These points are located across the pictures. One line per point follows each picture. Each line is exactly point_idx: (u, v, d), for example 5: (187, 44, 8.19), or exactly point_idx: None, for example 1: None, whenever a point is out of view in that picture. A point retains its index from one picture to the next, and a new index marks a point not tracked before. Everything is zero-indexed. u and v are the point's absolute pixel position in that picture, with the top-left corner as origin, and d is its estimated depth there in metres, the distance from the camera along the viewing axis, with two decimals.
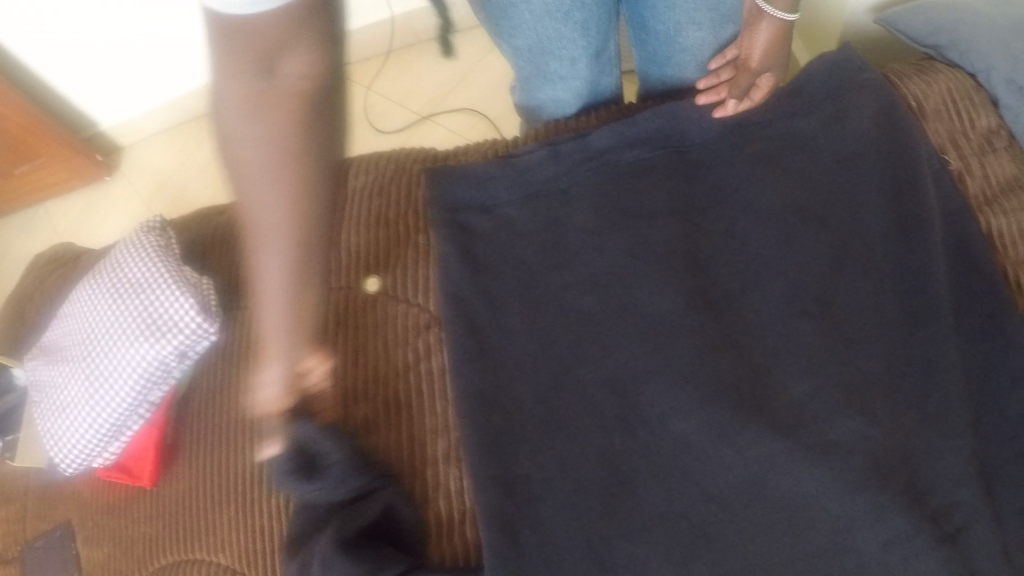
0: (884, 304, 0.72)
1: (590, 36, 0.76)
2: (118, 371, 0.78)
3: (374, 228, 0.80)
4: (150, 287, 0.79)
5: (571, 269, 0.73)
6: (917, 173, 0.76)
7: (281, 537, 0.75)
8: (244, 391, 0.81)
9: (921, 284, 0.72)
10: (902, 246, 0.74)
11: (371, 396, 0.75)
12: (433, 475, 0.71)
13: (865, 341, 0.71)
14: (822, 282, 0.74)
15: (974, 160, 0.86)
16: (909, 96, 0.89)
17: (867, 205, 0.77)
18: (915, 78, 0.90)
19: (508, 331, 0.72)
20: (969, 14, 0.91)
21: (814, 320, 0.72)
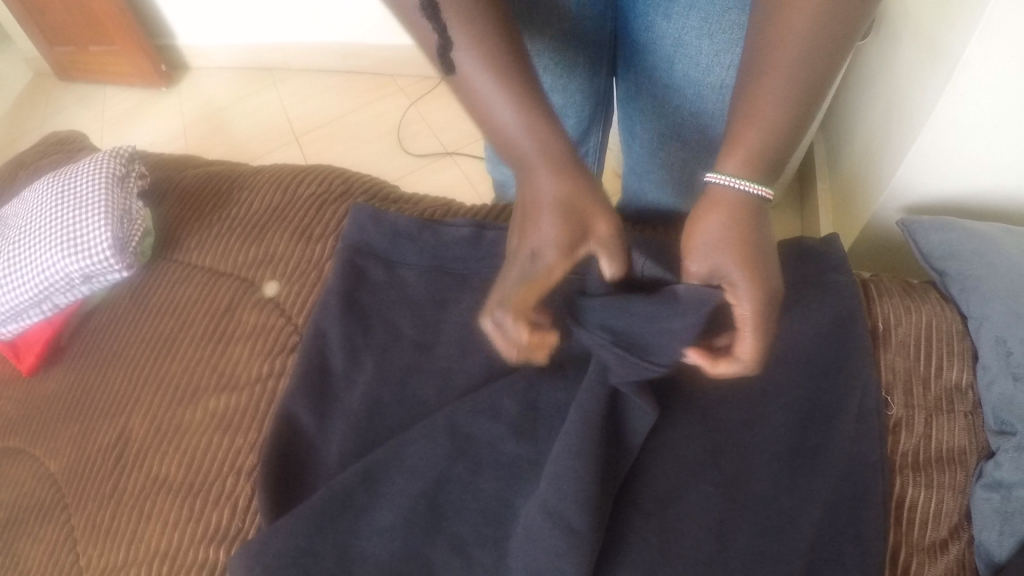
0: (728, 530, 0.64)
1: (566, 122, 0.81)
2: (33, 268, 0.84)
3: (297, 237, 0.81)
4: (85, 207, 0.83)
5: (433, 356, 0.70)
6: (841, 402, 0.69)
7: (102, 474, 0.79)
8: (131, 332, 0.84)
9: (783, 527, 0.64)
10: (783, 477, 0.66)
11: (219, 389, 0.77)
12: (230, 483, 0.73)
13: (683, 561, 0.63)
14: (675, 480, 0.67)
15: (919, 415, 0.78)
16: (878, 318, 0.84)
17: (771, 417, 0.69)
18: (895, 301, 0.85)
19: (353, 385, 0.71)
20: (987, 248, 0.85)
21: (643, 517, 0.65)
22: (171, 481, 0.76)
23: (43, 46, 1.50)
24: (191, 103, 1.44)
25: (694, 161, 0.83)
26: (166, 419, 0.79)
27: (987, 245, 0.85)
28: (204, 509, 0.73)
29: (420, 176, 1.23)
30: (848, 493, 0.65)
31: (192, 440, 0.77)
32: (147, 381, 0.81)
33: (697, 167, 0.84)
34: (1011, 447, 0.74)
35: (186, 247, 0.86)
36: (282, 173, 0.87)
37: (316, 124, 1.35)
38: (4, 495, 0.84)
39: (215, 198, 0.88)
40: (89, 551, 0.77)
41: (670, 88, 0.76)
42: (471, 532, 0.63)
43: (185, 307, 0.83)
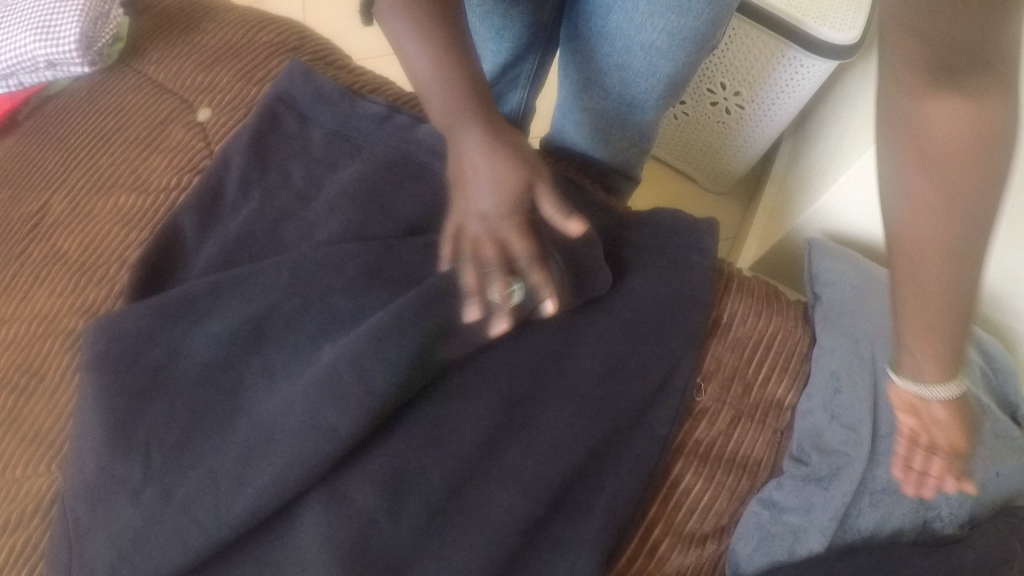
0: (499, 443, 0.73)
1: (501, 44, 0.84)
2: (4, 41, 0.91)
3: (240, 76, 0.88)
4: (64, 0, 0.91)
5: (310, 209, 0.78)
6: (648, 371, 0.75)
7: (17, 234, 0.89)
8: (77, 120, 0.92)
9: (550, 458, 0.72)
10: (570, 415, 0.73)
11: (130, 189, 0.85)
12: (114, 271, 0.83)
13: (448, 457, 0.72)
14: (467, 385, 0.74)
15: (726, 411, 0.82)
16: (724, 311, 0.86)
17: (579, 360, 0.76)
18: (748, 301, 0.87)
19: (236, 214, 0.79)
20: (861, 293, 0.87)
21: (429, 406, 0.73)
22: (69, 257, 0.85)
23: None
24: None
25: (616, 113, 0.85)
26: (81, 202, 0.87)
27: (862, 292, 0.87)
28: (89, 285, 0.83)
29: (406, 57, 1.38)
30: (615, 450, 0.75)
31: (96, 226, 0.85)
32: (76, 165, 0.89)
33: (619, 118, 0.86)
34: (798, 475, 0.78)
35: (146, 59, 0.93)
36: (248, 17, 0.93)
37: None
38: None
39: (185, 23, 0.95)
40: None
41: (605, 35, 0.77)
42: (281, 358, 0.72)
43: (128, 109, 0.91)
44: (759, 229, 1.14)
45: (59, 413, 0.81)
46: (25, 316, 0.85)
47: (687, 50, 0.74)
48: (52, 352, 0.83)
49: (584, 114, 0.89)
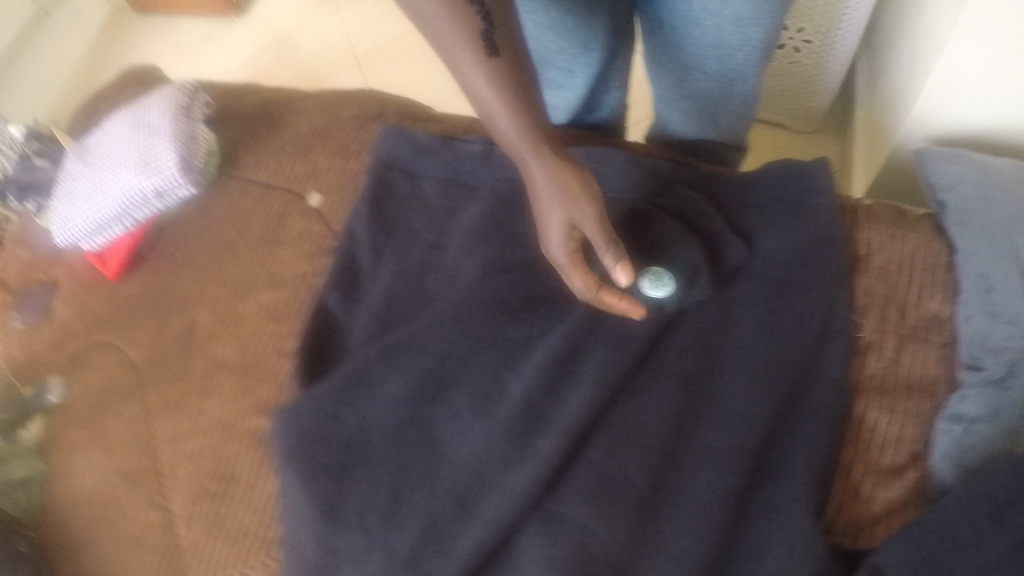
0: (687, 426, 0.75)
1: (591, 55, 0.89)
2: (113, 187, 0.97)
3: (337, 154, 0.92)
4: (157, 134, 0.96)
5: (446, 258, 0.81)
6: (807, 319, 0.76)
7: (175, 356, 0.94)
8: (198, 239, 0.98)
9: (739, 427, 0.73)
10: (747, 381, 0.75)
11: (270, 285, 0.90)
12: (276, 363, 0.86)
13: (644, 450, 0.74)
14: (646, 381, 0.77)
15: (891, 338, 0.83)
16: (861, 244, 0.88)
17: (739, 329, 0.77)
18: (881, 227, 0.89)
19: (377, 281, 0.83)
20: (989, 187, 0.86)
21: (614, 413, 0.76)
22: (229, 364, 0.89)
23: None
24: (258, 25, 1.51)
25: (716, 92, 0.90)
26: (225, 309, 0.92)
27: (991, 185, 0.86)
28: (254, 384, 0.87)
29: None
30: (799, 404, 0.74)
31: (246, 328, 0.90)
32: (210, 278, 0.94)
33: (720, 95, 0.90)
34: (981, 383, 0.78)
35: (245, 164, 0.98)
36: (325, 99, 0.98)
37: (374, 47, 1.36)
38: (97, 377, 1.00)
39: (269, 121, 1.00)
40: (162, 422, 0.92)
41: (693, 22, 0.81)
42: (468, 400, 0.75)
43: (241, 214, 0.96)
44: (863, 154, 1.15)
45: (261, 509, 0.83)
46: (204, 427, 0.89)
47: (776, 12, 0.77)
48: (237, 453, 0.86)
49: (685, 100, 0.93)
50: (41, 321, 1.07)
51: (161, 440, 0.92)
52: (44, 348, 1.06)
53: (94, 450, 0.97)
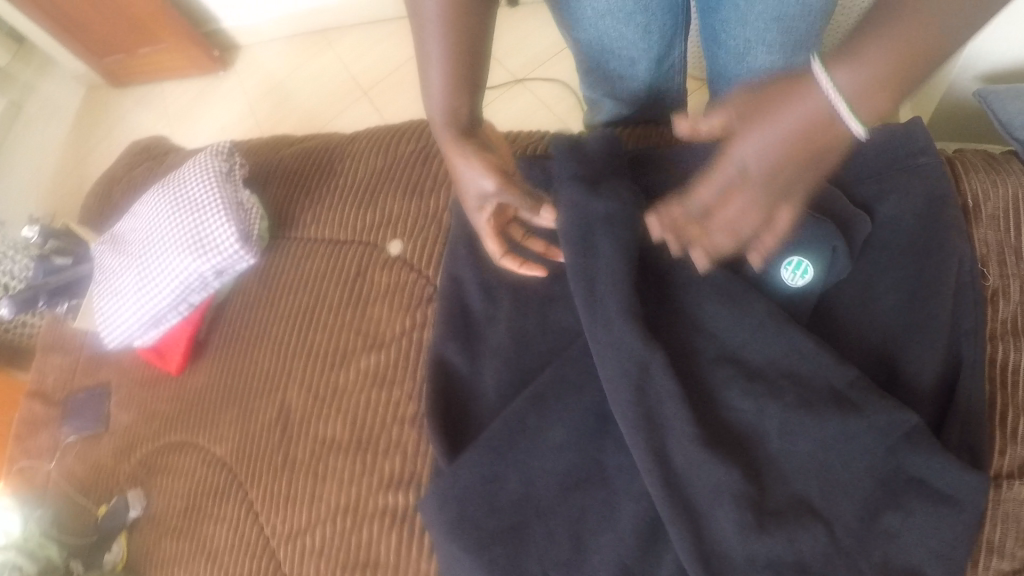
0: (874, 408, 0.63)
1: (649, 41, 0.88)
2: (165, 273, 0.88)
3: (410, 195, 0.85)
4: (202, 207, 0.87)
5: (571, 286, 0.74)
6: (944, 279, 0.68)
7: (272, 445, 0.85)
8: (268, 313, 0.90)
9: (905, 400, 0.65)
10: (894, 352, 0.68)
11: (367, 349, 0.82)
12: (397, 432, 0.78)
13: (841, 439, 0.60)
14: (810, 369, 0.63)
15: (1014, 284, 0.78)
16: (967, 195, 0.83)
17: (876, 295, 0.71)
18: (982, 176, 0.84)
19: (496, 323, 0.76)
20: None
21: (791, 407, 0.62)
22: (339, 442, 0.81)
23: (94, 59, 1.53)
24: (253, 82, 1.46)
25: (778, 62, 0.89)
26: (321, 383, 0.84)
27: None
28: (374, 461, 0.79)
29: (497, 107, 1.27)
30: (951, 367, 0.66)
31: (350, 399, 0.82)
32: (294, 354, 0.86)
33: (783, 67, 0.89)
34: None
35: (302, 223, 0.91)
36: (378, 139, 0.91)
37: (379, 76, 1.31)
38: (180, 483, 0.91)
39: (317, 173, 0.92)
40: (272, 519, 0.84)
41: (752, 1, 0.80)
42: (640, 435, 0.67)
43: (313, 278, 0.88)
44: (911, 99, 1.13)
45: None
46: (323, 516, 0.80)
47: None
48: (368, 539, 0.77)
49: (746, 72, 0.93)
50: (100, 431, 0.98)
51: (273, 539, 0.83)
52: (111, 460, 0.96)
53: (196, 564, 0.87)
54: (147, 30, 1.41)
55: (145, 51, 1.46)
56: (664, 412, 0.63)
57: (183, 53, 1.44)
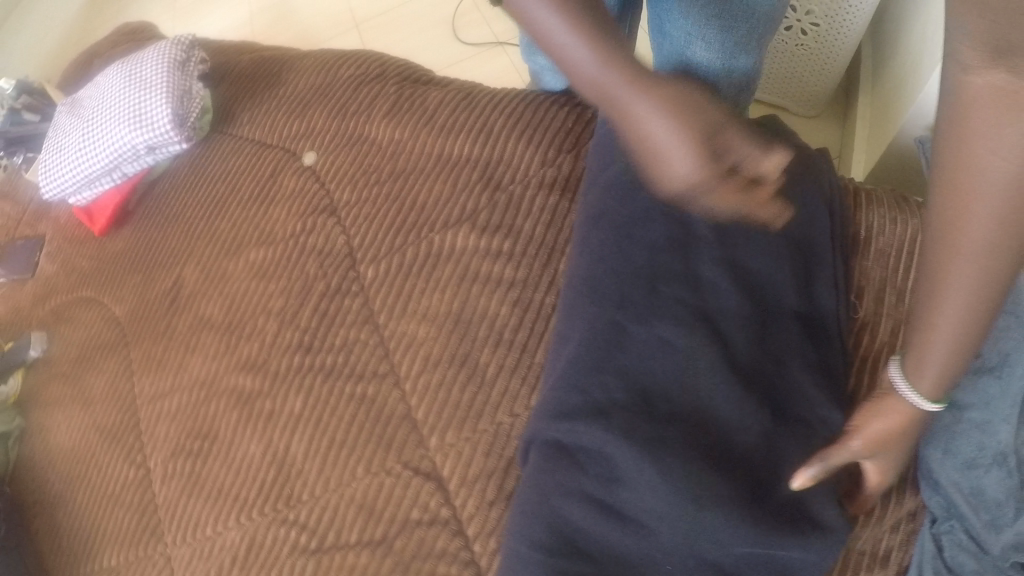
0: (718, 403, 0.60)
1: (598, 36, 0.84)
2: (104, 139, 0.94)
3: (335, 114, 0.91)
4: (150, 85, 0.93)
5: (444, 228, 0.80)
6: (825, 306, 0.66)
7: (161, 314, 0.91)
8: (189, 195, 0.96)
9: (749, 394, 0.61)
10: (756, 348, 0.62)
11: (260, 243, 0.88)
12: (263, 322, 0.84)
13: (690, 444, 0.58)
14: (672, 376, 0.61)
15: (887, 323, 0.72)
16: (861, 226, 0.77)
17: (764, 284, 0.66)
18: (884, 210, 0.77)
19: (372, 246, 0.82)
20: None
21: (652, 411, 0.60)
22: (214, 321, 0.87)
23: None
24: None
25: None
26: (214, 266, 0.90)
27: None
28: (239, 345, 0.84)
29: (472, 66, 1.27)
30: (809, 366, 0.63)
31: (234, 285, 0.87)
32: (200, 235, 0.92)
33: None
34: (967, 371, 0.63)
35: (240, 122, 0.97)
36: (324, 59, 0.97)
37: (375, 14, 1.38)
38: (78, 333, 0.98)
39: (267, 80, 0.98)
40: (143, 381, 0.90)
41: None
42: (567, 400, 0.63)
43: (235, 169, 0.94)
44: (865, 140, 1.10)
45: (238, 469, 0.80)
46: (187, 388, 0.87)
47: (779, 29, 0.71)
48: (221, 412, 0.83)
49: None
50: (25, 278, 1.05)
51: (142, 399, 0.90)
52: (28, 304, 1.03)
53: (74, 409, 0.95)
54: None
55: None
56: (621, 466, 0.59)
57: None
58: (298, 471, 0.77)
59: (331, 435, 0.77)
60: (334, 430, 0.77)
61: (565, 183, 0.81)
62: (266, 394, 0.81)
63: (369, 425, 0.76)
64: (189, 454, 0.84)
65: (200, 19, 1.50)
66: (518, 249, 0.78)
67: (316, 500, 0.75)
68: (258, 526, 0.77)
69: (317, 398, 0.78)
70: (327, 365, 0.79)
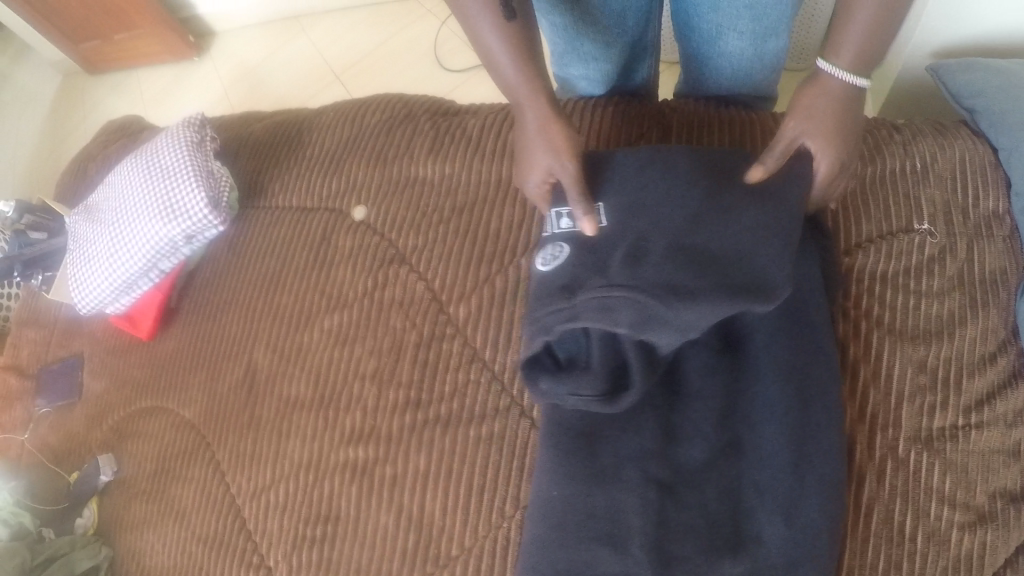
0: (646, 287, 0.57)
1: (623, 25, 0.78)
2: (138, 239, 0.89)
3: (374, 162, 0.89)
4: (174, 175, 0.88)
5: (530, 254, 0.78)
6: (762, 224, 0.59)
7: (238, 404, 0.87)
8: (233, 278, 0.91)
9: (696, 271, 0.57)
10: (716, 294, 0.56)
11: (331, 309, 0.84)
12: (359, 387, 0.81)
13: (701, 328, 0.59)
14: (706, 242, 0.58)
15: (963, 241, 0.68)
16: (914, 158, 0.71)
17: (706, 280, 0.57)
18: (930, 137, 0.72)
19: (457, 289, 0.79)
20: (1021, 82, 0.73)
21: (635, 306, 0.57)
22: (302, 399, 0.83)
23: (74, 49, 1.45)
24: (226, 68, 1.45)
25: (751, 47, 0.78)
26: (285, 343, 0.86)
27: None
28: (338, 417, 0.81)
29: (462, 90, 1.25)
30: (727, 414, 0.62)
31: (313, 358, 0.84)
32: (259, 317, 0.88)
33: (755, 54, 0.80)
34: None
35: (271, 192, 0.93)
36: (346, 112, 0.95)
37: (352, 59, 1.35)
38: (147, 446, 0.93)
39: (288, 144, 0.96)
40: (237, 478, 0.86)
41: None
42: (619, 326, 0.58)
43: (278, 239, 0.90)
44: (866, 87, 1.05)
45: (374, 543, 0.77)
46: (291, 474, 0.83)
47: None
48: (338, 487, 0.80)
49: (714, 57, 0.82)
50: (74, 401, 1.00)
51: (240, 496, 0.86)
52: (84, 428, 0.98)
53: (164, 526, 0.89)
54: (121, 13, 1.36)
55: (118, 34, 1.42)
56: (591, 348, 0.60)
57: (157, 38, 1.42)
58: (440, 528, 0.74)
59: (468, 484, 0.74)
60: (469, 476, 0.74)
61: None
62: (386, 461, 0.78)
63: (506, 463, 0.73)
64: (312, 541, 0.80)
65: (171, 103, 1.47)
66: None
67: (469, 552, 0.73)
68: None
69: (441, 450, 0.76)
70: (443, 415, 0.77)
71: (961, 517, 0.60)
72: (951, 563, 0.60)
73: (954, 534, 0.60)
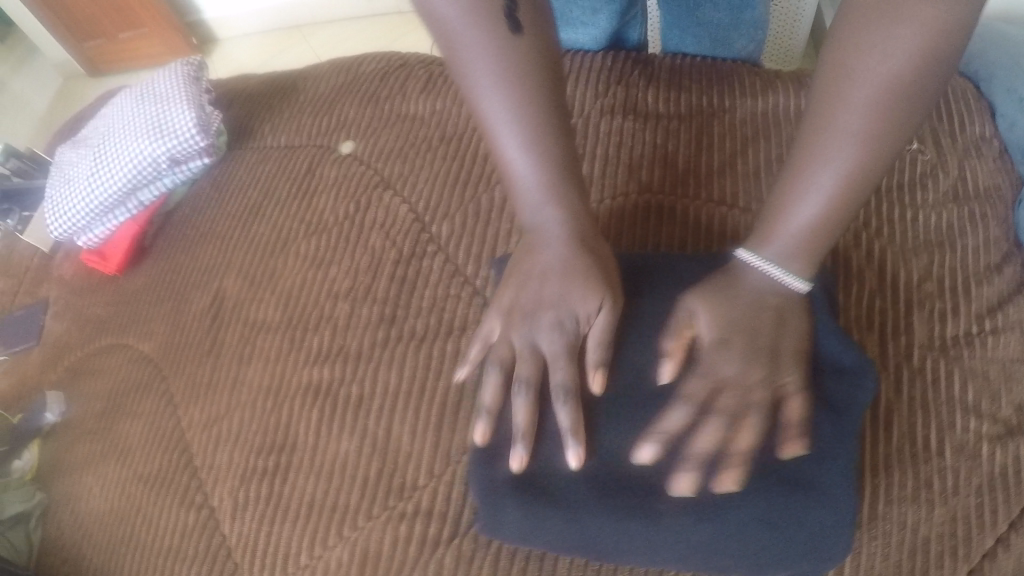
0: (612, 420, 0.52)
1: None
2: (120, 159, 0.87)
3: (368, 102, 0.88)
4: (167, 100, 0.88)
5: None
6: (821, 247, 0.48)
7: (202, 335, 0.83)
8: (213, 213, 0.90)
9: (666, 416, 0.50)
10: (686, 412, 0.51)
11: (309, 235, 0.82)
12: (331, 308, 0.77)
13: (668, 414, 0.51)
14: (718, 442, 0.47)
15: (952, 154, 0.70)
16: None
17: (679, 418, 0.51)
18: None
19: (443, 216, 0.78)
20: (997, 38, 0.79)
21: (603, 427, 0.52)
22: (270, 323, 0.79)
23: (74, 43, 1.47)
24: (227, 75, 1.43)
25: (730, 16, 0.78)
26: (258, 270, 0.83)
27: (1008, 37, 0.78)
28: (305, 344, 0.77)
29: None
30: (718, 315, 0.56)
31: (287, 282, 0.80)
32: (233, 248, 0.86)
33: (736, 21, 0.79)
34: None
35: (260, 135, 0.93)
36: (342, 63, 0.95)
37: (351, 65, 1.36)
38: (103, 382, 0.87)
39: (281, 93, 0.96)
40: (191, 410, 0.80)
41: None
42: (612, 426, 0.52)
43: (263, 173, 0.89)
44: None
45: (331, 473, 0.70)
46: (249, 404, 0.77)
47: None
48: (298, 415, 0.74)
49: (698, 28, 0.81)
50: (31, 344, 0.95)
51: (191, 431, 0.80)
52: (39, 370, 0.93)
53: (109, 463, 0.83)
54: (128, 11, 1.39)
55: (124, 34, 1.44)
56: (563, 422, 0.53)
57: (163, 41, 1.43)
58: (408, 456, 0.68)
59: (442, 403, 0.69)
60: (443, 394, 0.69)
61: (625, 106, 0.77)
62: (352, 384, 0.73)
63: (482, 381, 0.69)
64: (262, 475, 0.73)
65: None
66: (597, 173, 0.73)
67: (439, 476, 0.67)
68: (369, 531, 0.66)
69: (412, 369, 0.71)
70: (419, 331, 0.73)
71: (987, 428, 0.57)
72: (985, 477, 0.55)
73: (984, 447, 0.56)
